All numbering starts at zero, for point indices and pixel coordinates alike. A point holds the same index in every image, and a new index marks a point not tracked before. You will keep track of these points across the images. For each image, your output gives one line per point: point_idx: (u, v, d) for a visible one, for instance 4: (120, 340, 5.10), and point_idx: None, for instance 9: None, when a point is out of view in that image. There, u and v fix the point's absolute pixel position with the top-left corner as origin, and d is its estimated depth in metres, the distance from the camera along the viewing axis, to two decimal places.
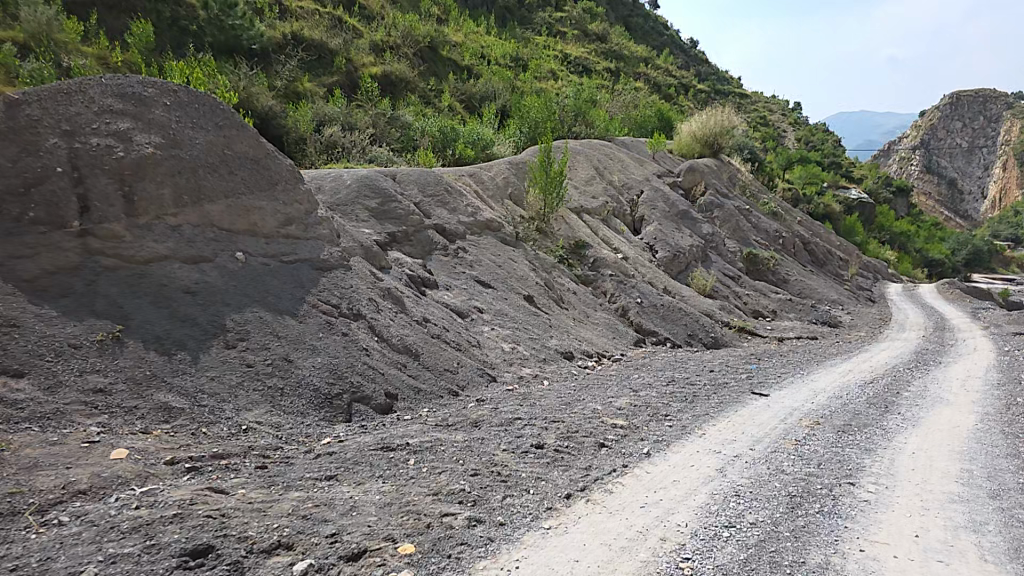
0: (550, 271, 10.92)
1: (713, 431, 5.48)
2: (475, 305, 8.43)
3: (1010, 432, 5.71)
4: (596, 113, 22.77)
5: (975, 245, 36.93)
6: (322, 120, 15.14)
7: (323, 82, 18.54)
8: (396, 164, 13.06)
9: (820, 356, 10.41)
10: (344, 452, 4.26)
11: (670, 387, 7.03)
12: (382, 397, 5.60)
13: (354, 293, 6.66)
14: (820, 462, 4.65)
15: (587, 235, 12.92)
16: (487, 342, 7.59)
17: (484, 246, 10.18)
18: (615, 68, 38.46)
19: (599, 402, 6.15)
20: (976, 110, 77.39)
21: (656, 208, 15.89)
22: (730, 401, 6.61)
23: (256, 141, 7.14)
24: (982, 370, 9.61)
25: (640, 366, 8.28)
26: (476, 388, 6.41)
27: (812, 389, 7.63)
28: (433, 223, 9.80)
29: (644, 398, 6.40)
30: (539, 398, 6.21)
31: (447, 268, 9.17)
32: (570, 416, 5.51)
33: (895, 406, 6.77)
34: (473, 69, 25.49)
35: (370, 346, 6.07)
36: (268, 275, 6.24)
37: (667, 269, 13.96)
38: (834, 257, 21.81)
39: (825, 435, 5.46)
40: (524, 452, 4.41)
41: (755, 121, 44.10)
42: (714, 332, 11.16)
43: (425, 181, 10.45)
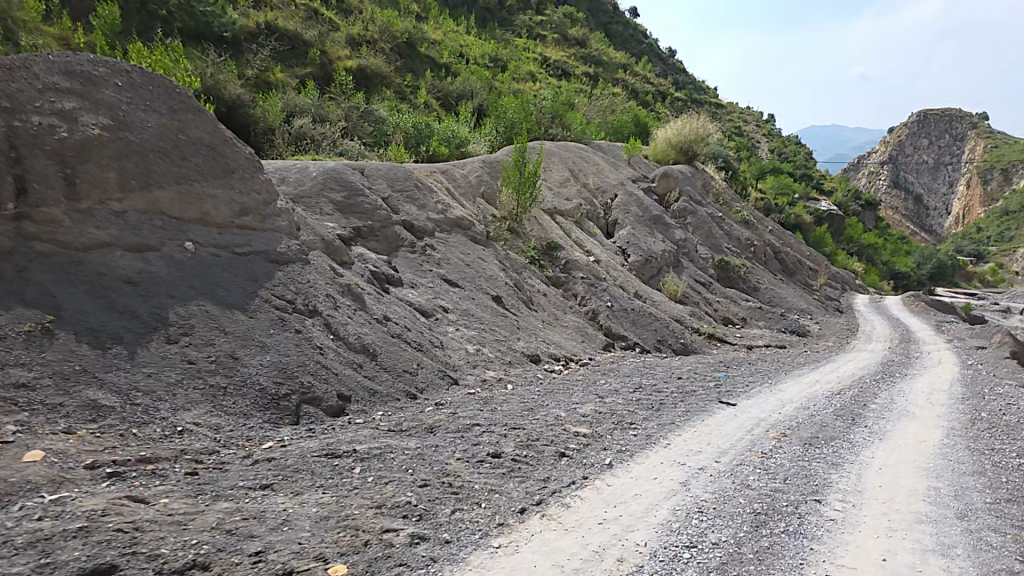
0: (520, 272, 10.69)
1: (678, 442, 5.30)
2: (440, 304, 8.15)
3: (976, 448, 5.64)
4: (573, 116, 22.63)
5: (938, 260, 37.74)
6: (292, 111, 14.68)
7: (295, 73, 18.07)
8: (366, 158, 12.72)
9: (787, 366, 10.35)
10: (285, 458, 3.98)
11: (636, 394, 6.84)
12: (334, 399, 5.31)
13: (311, 288, 6.35)
14: (786, 477, 4.49)
15: (560, 237, 12.72)
16: (451, 343, 7.33)
17: (452, 244, 9.91)
18: (593, 73, 38.47)
19: (563, 408, 5.93)
20: (943, 129, 79.40)
21: (630, 212, 15.78)
22: (697, 410, 6.45)
23: (213, 127, 6.76)
24: (946, 384, 9.65)
25: (608, 371, 8.09)
26: (436, 391, 6.14)
27: (779, 399, 7.53)
28: (400, 219, 9.50)
29: (610, 405, 6.20)
30: (501, 402, 5.96)
31: (413, 265, 8.88)
32: (532, 422, 5.28)
33: (862, 419, 6.68)
34: (452, 67, 25.18)
35: (324, 344, 5.77)
36: (219, 266, 5.90)
37: (639, 274, 13.84)
38: (804, 267, 21.99)
39: (791, 448, 5.32)
40: (479, 461, 4.17)
41: (729, 130, 44.50)
42: (684, 339, 11.04)
43: (394, 175, 10.14)
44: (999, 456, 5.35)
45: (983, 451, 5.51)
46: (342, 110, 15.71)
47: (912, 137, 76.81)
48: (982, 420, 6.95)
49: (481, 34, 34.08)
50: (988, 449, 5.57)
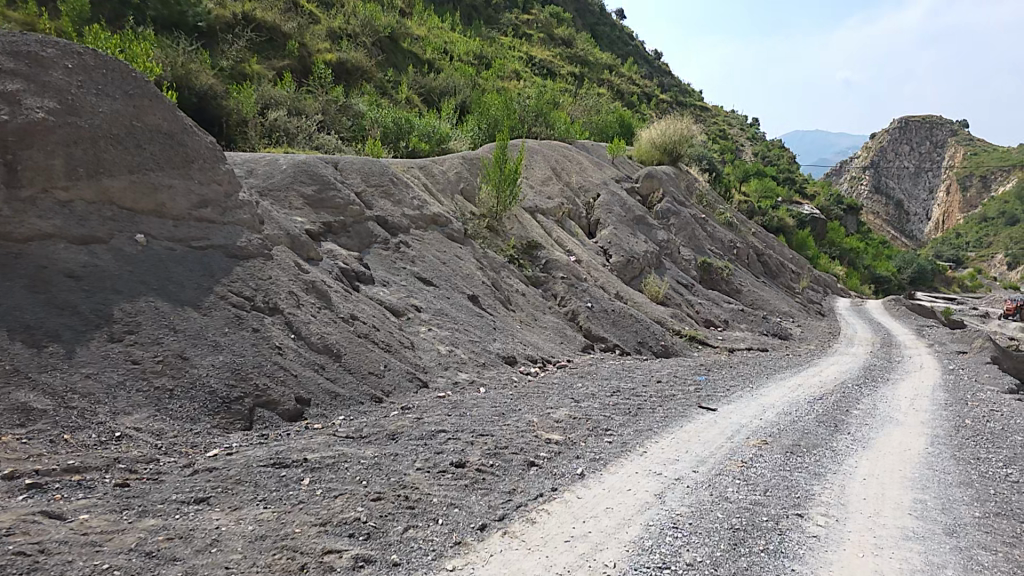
0: (498, 271, 10.41)
1: (654, 450, 5.05)
2: (412, 303, 7.85)
3: (961, 457, 5.45)
4: (557, 114, 22.41)
5: (918, 264, 38.02)
6: (267, 103, 14.30)
7: (272, 65, 17.66)
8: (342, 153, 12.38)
9: (769, 369, 10.17)
10: (228, 468, 3.68)
11: (613, 398, 6.59)
12: (291, 403, 5.01)
13: (272, 285, 6.04)
14: (767, 488, 4.26)
15: (540, 236, 12.46)
16: (423, 344, 7.04)
17: (428, 241, 9.61)
18: (578, 73, 38.29)
19: (536, 413, 5.66)
20: (923, 136, 80.38)
21: (613, 212, 15.57)
22: (676, 415, 6.21)
23: (172, 114, 6.40)
24: (928, 389, 9.51)
25: (586, 374, 7.84)
26: (403, 394, 5.85)
27: (761, 404, 7.32)
28: (374, 215, 9.19)
29: (584, 410, 5.95)
30: (472, 406, 5.68)
31: (386, 262, 8.58)
32: (501, 428, 5.01)
33: (845, 426, 6.48)
34: (435, 63, 24.84)
35: (283, 344, 5.46)
36: (173, 261, 5.56)
37: (621, 274, 13.63)
38: (787, 270, 21.94)
39: (772, 456, 5.10)
40: (441, 472, 3.89)
41: (714, 133, 44.56)
42: (665, 341, 10.84)
43: (369, 170, 9.82)
44: (985, 466, 5.15)
45: (969, 460, 5.32)
46: (320, 104, 15.39)
47: (894, 143, 77.61)
48: (967, 427, 6.78)
49: (466, 31, 33.77)
50: (974, 458, 5.38)
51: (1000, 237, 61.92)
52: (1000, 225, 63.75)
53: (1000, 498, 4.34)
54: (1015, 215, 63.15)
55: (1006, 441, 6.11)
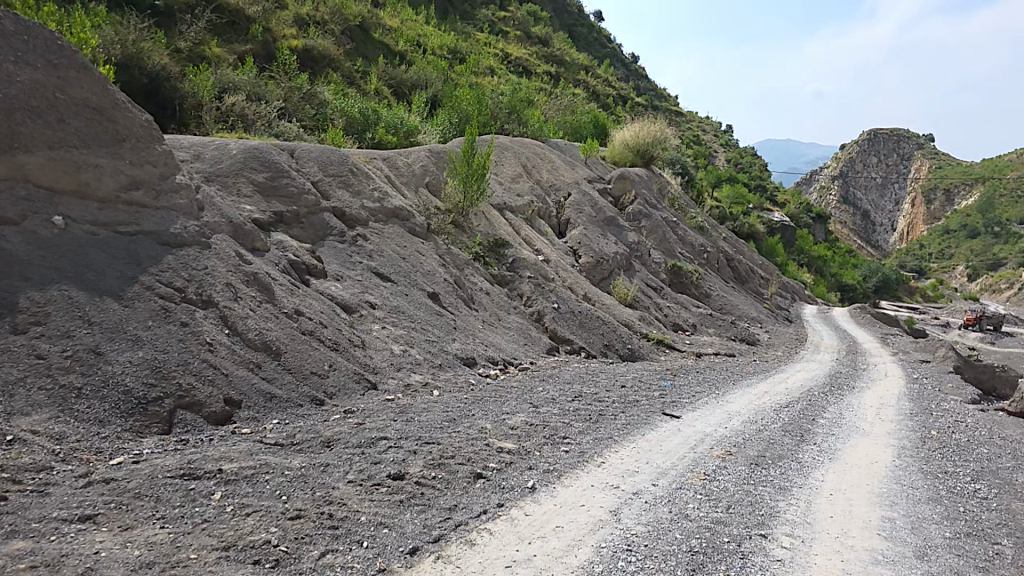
0: (462, 268, 10.03)
1: (613, 460, 4.72)
2: (366, 299, 7.44)
3: (930, 471, 5.24)
4: (530, 112, 22.11)
5: (883, 274, 38.62)
6: (225, 88, 13.73)
7: (235, 50, 17.03)
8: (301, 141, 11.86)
9: (736, 375, 9.95)
10: (129, 479, 3.25)
11: (574, 404, 6.26)
12: (219, 404, 4.57)
13: (208, 276, 5.58)
14: (729, 504, 3.97)
15: (507, 234, 12.10)
16: (375, 343, 6.63)
17: (388, 236, 9.19)
18: (554, 72, 38.06)
19: (490, 418, 5.28)
20: (889, 149, 82.11)
21: (583, 211, 15.28)
22: (638, 423, 5.90)
23: (102, 88, 5.90)
24: (893, 398, 9.40)
25: (548, 377, 7.50)
26: (348, 397, 5.44)
27: (726, 411, 7.06)
28: (330, 206, 8.74)
29: (541, 415, 5.60)
30: (422, 409, 5.30)
31: (341, 256, 8.13)
32: (449, 434, 4.65)
33: (811, 436, 6.25)
34: (406, 55, 24.33)
35: (215, 340, 5.02)
36: (95, 246, 5.07)
37: (589, 275, 13.36)
38: (755, 276, 21.95)
39: (736, 468, 4.82)
40: (375, 485, 3.50)
41: (688, 137, 44.73)
42: (632, 344, 10.58)
43: (327, 159, 9.35)
44: (955, 482, 4.94)
45: (938, 475, 5.11)
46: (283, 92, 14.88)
47: (862, 154, 79.06)
48: (934, 440, 6.61)
49: (441, 25, 33.27)
50: (942, 473, 5.18)
51: (961, 249, 63.63)
52: (961, 238, 65.47)
53: (971, 518, 4.11)
54: (976, 229, 64.99)
55: (974, 456, 5.93)
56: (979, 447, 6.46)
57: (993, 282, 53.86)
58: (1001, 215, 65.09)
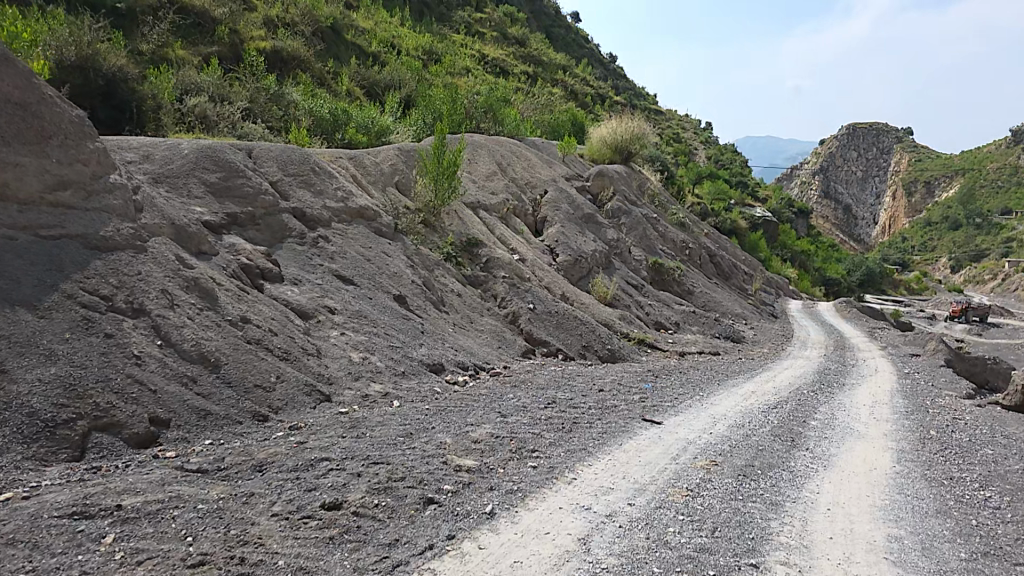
0: (432, 270, 9.55)
1: (586, 476, 4.28)
2: (324, 304, 6.93)
3: (930, 480, 4.87)
4: (507, 111, 21.65)
5: (867, 267, 38.61)
6: (186, 88, 13.11)
7: (199, 51, 16.40)
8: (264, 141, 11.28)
9: (721, 375, 9.55)
10: (7, 517, 2.72)
11: (547, 412, 5.81)
12: (143, 425, 4.04)
13: (140, 282, 5.02)
14: (715, 525, 3.57)
15: (481, 233, 11.64)
16: (332, 350, 6.13)
17: (352, 237, 8.66)
18: (532, 73, 37.67)
19: (451, 431, 4.79)
20: (868, 144, 82.72)
21: (561, 209, 14.86)
22: (615, 431, 5.47)
23: (27, 81, 5.34)
24: (885, 396, 9.04)
25: (522, 382, 7.04)
26: (296, 411, 4.93)
27: (711, 415, 6.64)
28: (290, 206, 8.19)
29: (509, 426, 5.13)
30: (377, 424, 4.80)
31: (299, 259, 7.61)
32: (403, 452, 4.15)
33: (802, 440, 5.87)
34: (380, 56, 23.80)
35: (144, 352, 4.48)
36: (7, 250, 4.51)
37: (568, 274, 12.95)
38: (738, 272, 21.66)
39: (723, 481, 4.43)
40: (304, 518, 3.01)
41: (668, 136, 44.49)
42: (612, 345, 10.15)
43: (287, 158, 8.79)
44: (958, 493, 4.57)
45: (939, 485, 4.74)
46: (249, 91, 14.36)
47: (841, 150, 79.47)
48: (932, 442, 6.22)
49: (416, 26, 32.77)
50: (942, 482, 4.81)
51: (942, 242, 64.21)
52: (942, 230, 65.97)
53: (980, 539, 3.71)
54: (957, 221, 65.61)
55: (975, 461, 5.56)
56: (979, 449, 6.08)
57: (976, 273, 54.24)
58: (981, 207, 65.71)
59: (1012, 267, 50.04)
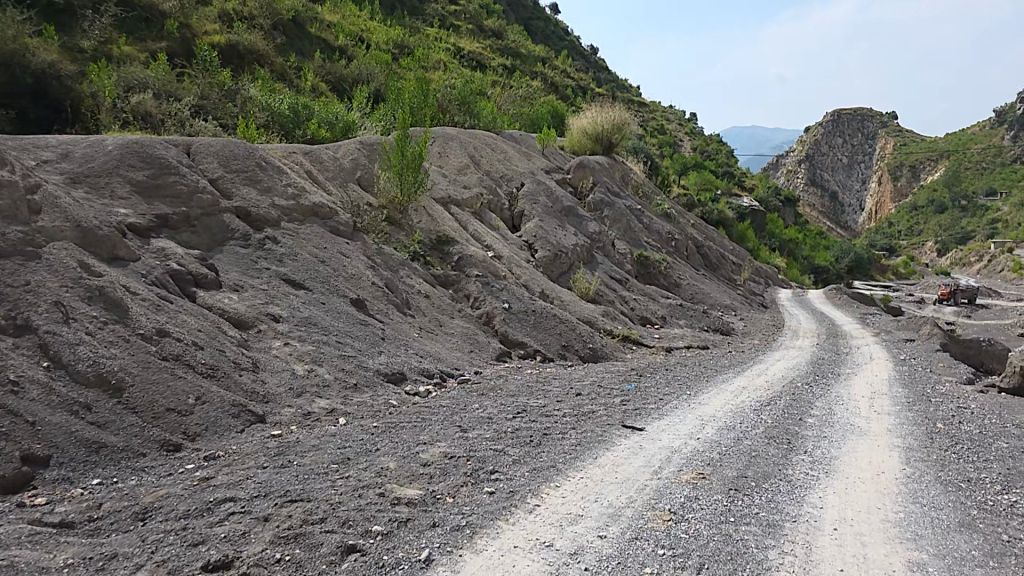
0: (396, 270, 8.88)
1: (552, 502, 3.62)
2: (268, 312, 6.24)
3: (940, 488, 4.27)
4: (482, 103, 20.98)
5: (856, 253, 38.28)
6: (132, 86, 12.37)
7: (146, 48, 15.74)
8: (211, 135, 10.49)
9: (711, 370, 8.93)
10: None
11: (514, 423, 5.14)
12: (13, 465, 3.32)
13: (29, 295, 4.30)
14: (702, 563, 2.95)
15: (453, 229, 10.98)
16: (272, 363, 5.46)
17: (305, 236, 7.98)
18: (510, 66, 37.01)
19: (397, 453, 4.11)
20: (852, 130, 82.63)
21: (539, 202, 14.21)
22: (591, 442, 4.82)
23: None
24: (885, 385, 8.44)
25: (492, 389, 6.38)
26: (217, 437, 4.24)
27: (699, 416, 6.01)
28: (232, 205, 7.48)
29: (468, 443, 4.46)
30: (311, 446, 4.13)
31: (242, 262, 6.92)
32: (332, 484, 3.47)
33: (799, 441, 5.25)
34: (347, 50, 23.09)
35: (24, 376, 3.77)
36: None
37: (546, 270, 12.32)
38: (727, 262, 21.12)
39: (710, 499, 3.81)
40: None
41: (651, 126, 43.95)
42: (593, 343, 9.53)
43: (231, 154, 8.07)
44: (973, 505, 3.96)
45: (956, 495, 4.13)
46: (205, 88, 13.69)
47: (825, 137, 79.33)
48: (941, 437, 5.61)
49: (388, 20, 32.05)
50: (956, 491, 4.20)
51: (928, 226, 64.23)
52: (928, 214, 65.94)
53: (1012, 569, 3.09)
54: (942, 205, 65.71)
55: (990, 460, 4.95)
56: (991, 443, 5.48)
57: (964, 255, 54.17)
58: (966, 189, 65.77)
59: (998, 248, 50.07)
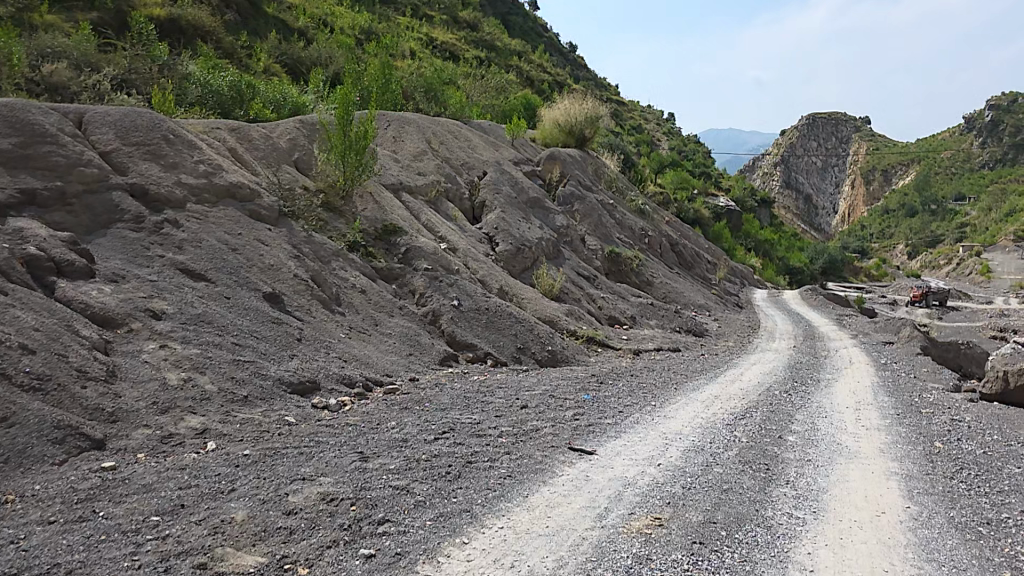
0: (328, 261, 7.86)
1: (448, 572, 2.61)
2: (148, 307, 5.19)
3: (957, 536, 3.31)
4: (447, 92, 20.06)
5: (830, 255, 37.92)
6: (44, 54, 11.32)
7: (72, 17, 14.60)
8: (120, 102, 9.46)
9: (680, 376, 8.01)
10: None
11: (435, 447, 4.13)
12: None
13: None
14: None
15: (402, 218, 9.97)
16: (136, 370, 4.42)
17: (214, 220, 6.98)
18: (485, 58, 36.08)
19: (256, 495, 3.09)
20: (827, 133, 82.98)
21: (503, 191, 13.24)
22: (526, 473, 3.82)
23: None
24: (869, 394, 7.53)
25: (419, 401, 5.39)
26: (19, 472, 3.19)
27: (662, 434, 5.05)
28: (126, 181, 6.45)
29: (359, 478, 3.44)
30: (141, 487, 3.10)
31: (127, 247, 5.87)
32: (131, 555, 2.46)
33: (779, 467, 4.31)
34: (307, 32, 22.08)
35: None
36: None
37: (507, 265, 11.35)
38: (701, 261, 20.32)
39: (666, 559, 2.85)
40: None
41: (628, 125, 43.32)
42: (552, 345, 8.58)
43: (131, 125, 7.03)
44: (1002, 563, 3.01)
45: (967, 548, 3.17)
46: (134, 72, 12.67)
47: (801, 139, 79.75)
48: (939, 461, 4.67)
49: (358, 6, 30.99)
50: (967, 541, 3.25)
51: (902, 228, 64.48)
52: (900, 217, 66.38)
53: None
54: (913, 208, 66.19)
55: (994, 492, 3.99)
56: (999, 468, 4.56)
57: (934, 258, 54.33)
58: (936, 194, 66.31)
59: (966, 251, 50.31)
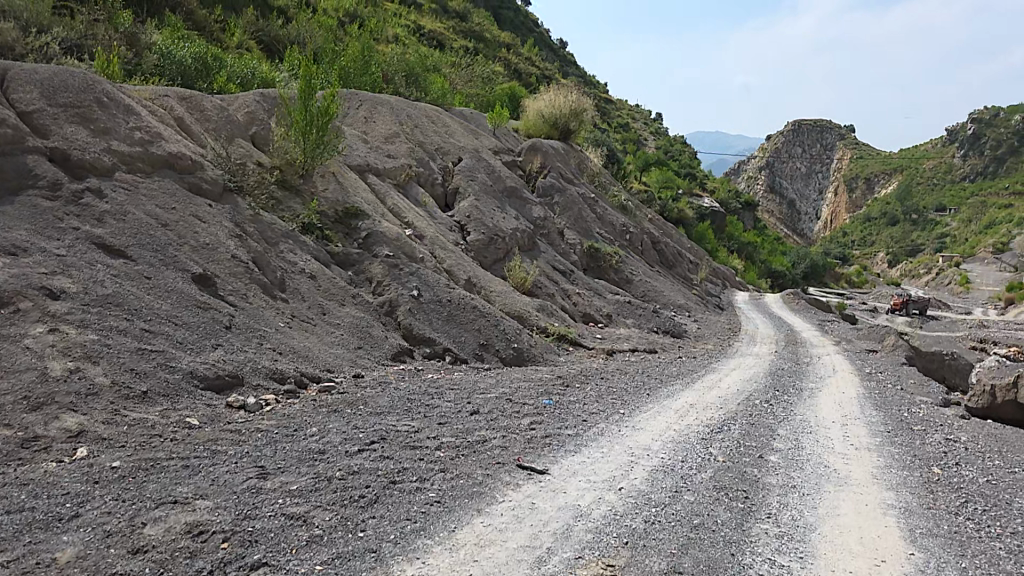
0: (275, 244, 7.18)
1: None
2: (45, 285, 4.50)
3: None
4: (429, 77, 19.41)
5: (812, 260, 37.73)
6: None
7: None
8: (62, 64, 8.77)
9: (654, 381, 7.44)
10: None
11: (358, 461, 3.49)
12: None
13: None
14: None
15: (366, 201, 9.31)
16: (11, 361, 3.75)
17: (146, 192, 6.28)
18: (472, 48, 35.40)
19: (102, 527, 2.45)
20: (814, 139, 83.18)
21: (478, 178, 12.60)
22: (461, 499, 3.20)
23: None
24: (855, 407, 7.00)
25: (355, 402, 4.75)
26: None
27: (629, 450, 4.46)
28: (45, 145, 5.76)
29: (246, 503, 2.81)
30: None
31: (36, 216, 5.17)
32: None
33: (759, 496, 3.75)
34: (287, 11, 21.38)
35: None
36: None
37: (478, 255, 10.72)
38: (683, 261, 19.82)
39: None
40: None
41: (615, 122, 42.83)
42: (518, 343, 7.96)
43: (59, 83, 6.32)
44: None
45: None
46: (89, 38, 11.94)
47: (787, 145, 79.93)
48: (936, 491, 4.13)
49: None
50: None
51: (884, 236, 64.76)
52: (883, 225, 66.70)
53: None
54: (896, 217, 66.50)
55: (1006, 535, 3.45)
56: (1008, 502, 4.02)
57: (914, 267, 54.62)
58: (918, 204, 66.65)
59: (947, 262, 50.48)
